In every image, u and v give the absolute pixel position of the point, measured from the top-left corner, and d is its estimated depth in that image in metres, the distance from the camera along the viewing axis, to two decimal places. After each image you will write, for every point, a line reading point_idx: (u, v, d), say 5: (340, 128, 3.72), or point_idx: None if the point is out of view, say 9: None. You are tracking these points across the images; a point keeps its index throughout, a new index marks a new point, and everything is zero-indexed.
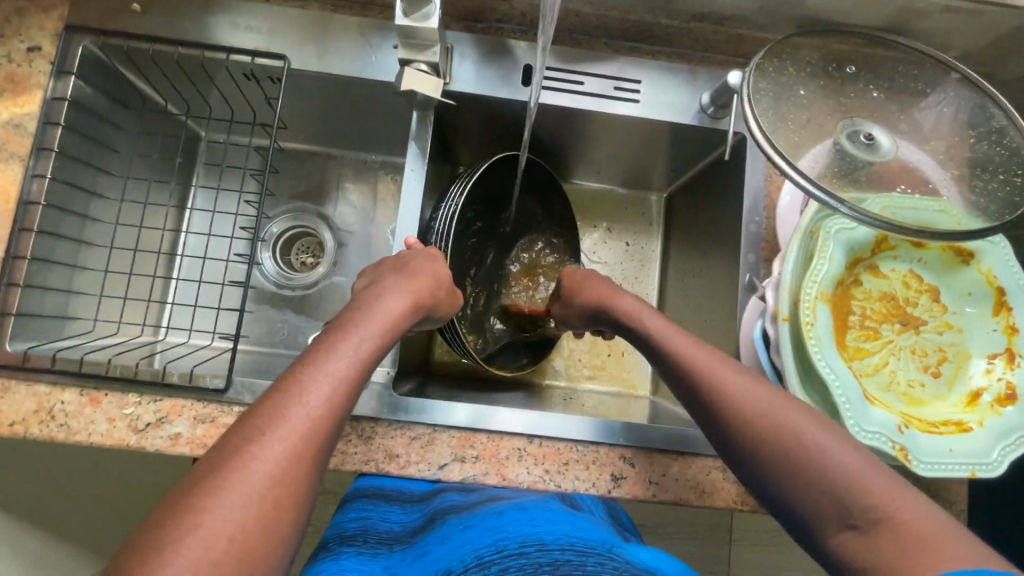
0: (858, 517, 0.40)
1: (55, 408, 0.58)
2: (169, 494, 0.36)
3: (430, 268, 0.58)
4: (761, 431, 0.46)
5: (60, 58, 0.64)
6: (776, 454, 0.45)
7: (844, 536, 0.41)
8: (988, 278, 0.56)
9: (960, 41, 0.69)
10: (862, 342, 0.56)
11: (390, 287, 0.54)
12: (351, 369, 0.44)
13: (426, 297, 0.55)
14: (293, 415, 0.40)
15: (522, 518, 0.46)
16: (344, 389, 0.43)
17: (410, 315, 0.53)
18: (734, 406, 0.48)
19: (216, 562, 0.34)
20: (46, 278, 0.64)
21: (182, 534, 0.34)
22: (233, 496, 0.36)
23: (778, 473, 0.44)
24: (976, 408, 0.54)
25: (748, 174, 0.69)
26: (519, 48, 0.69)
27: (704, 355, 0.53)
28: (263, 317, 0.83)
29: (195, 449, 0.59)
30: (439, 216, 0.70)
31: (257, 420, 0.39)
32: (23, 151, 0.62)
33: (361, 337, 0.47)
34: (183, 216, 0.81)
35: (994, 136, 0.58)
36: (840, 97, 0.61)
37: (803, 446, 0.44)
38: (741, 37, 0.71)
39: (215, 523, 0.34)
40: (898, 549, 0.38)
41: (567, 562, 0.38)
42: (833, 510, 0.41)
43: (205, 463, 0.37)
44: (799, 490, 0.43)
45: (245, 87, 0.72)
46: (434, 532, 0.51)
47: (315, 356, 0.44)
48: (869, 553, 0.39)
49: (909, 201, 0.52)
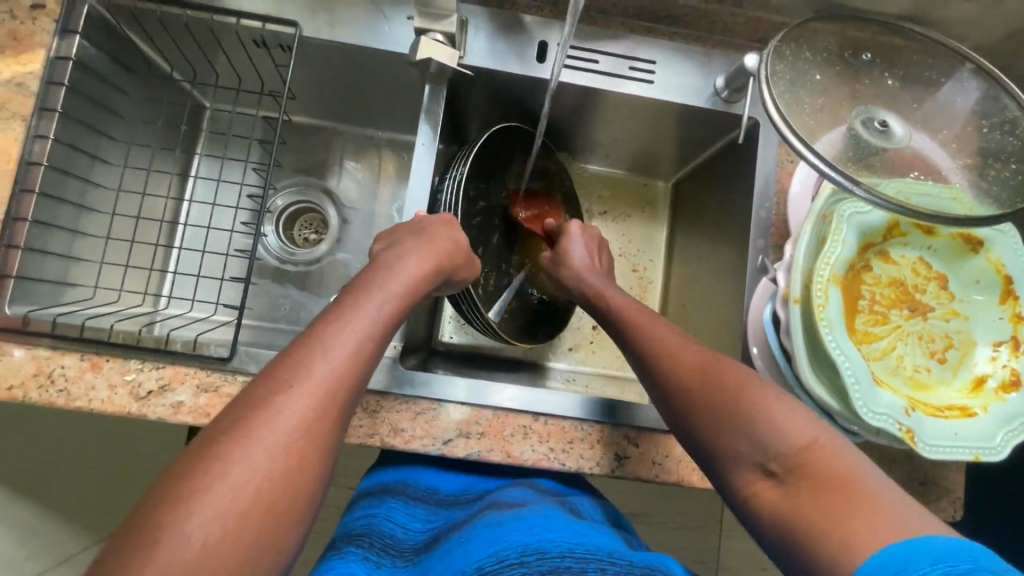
0: (775, 462, 0.42)
1: (55, 372, 0.57)
2: (197, 443, 0.36)
3: (447, 237, 0.57)
4: (691, 384, 0.48)
5: (65, 16, 0.62)
6: (705, 409, 0.47)
7: (760, 482, 0.42)
8: (997, 266, 0.57)
9: (977, 32, 0.69)
10: (871, 326, 0.56)
11: (408, 252, 0.53)
12: (371, 329, 0.44)
13: (444, 263, 0.55)
14: (317, 370, 0.40)
15: (522, 526, 0.45)
16: (366, 349, 0.43)
17: (430, 277, 0.53)
18: (670, 367, 0.50)
19: (243, 513, 0.34)
20: (47, 242, 0.63)
21: (210, 485, 0.34)
22: (260, 448, 0.36)
23: (710, 430, 0.46)
24: (980, 394, 0.54)
25: (760, 160, 0.69)
26: (535, 23, 0.68)
27: (653, 324, 0.55)
28: (266, 291, 0.82)
29: (197, 418, 0.58)
30: (445, 188, 0.69)
31: (281, 375, 0.39)
32: (25, 110, 0.60)
33: (376, 297, 0.47)
34: (186, 184, 0.80)
35: (1007, 126, 0.58)
36: (856, 83, 0.61)
37: (727, 395, 0.46)
38: (759, 21, 0.70)
39: (243, 472, 0.35)
40: (813, 495, 0.39)
41: (567, 569, 0.39)
42: (750, 454, 0.43)
43: (233, 414, 0.38)
44: (723, 438, 0.45)
45: (254, 53, 0.70)
46: (437, 549, 0.50)
47: (337, 313, 0.44)
48: (783, 498, 0.41)
49: (922, 187, 0.52)
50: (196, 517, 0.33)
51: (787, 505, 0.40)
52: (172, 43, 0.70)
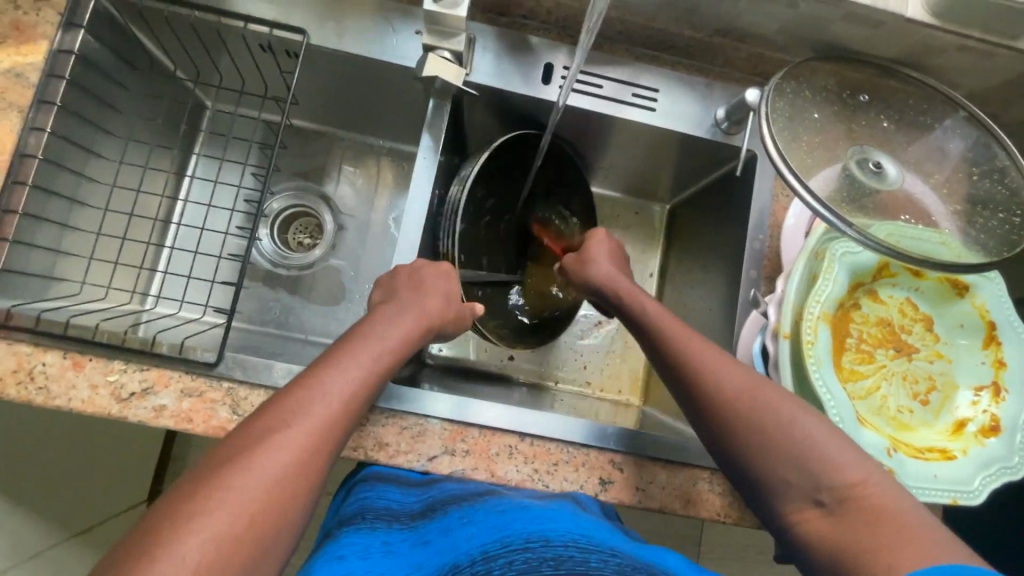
0: (826, 494, 0.44)
1: (35, 369, 0.56)
2: (195, 472, 0.37)
3: (444, 288, 0.59)
4: (738, 411, 0.49)
5: (70, 10, 0.61)
6: (756, 442, 0.47)
7: (808, 511, 0.45)
8: (981, 312, 0.58)
9: (969, 80, 0.71)
10: (857, 365, 0.57)
11: (406, 305, 0.55)
12: (368, 378, 0.46)
13: (439, 316, 0.57)
14: (316, 409, 0.42)
15: (526, 516, 0.46)
16: (355, 390, 0.45)
17: (421, 336, 0.54)
18: (716, 391, 0.50)
19: (226, 540, 0.35)
20: (35, 235, 0.62)
21: (195, 510, 0.35)
22: (254, 482, 0.37)
23: (755, 454, 0.48)
24: (960, 437, 0.55)
25: (756, 192, 0.70)
26: (541, 45, 0.69)
27: (696, 343, 0.54)
28: (257, 294, 0.82)
29: (178, 423, 0.57)
30: (461, 218, 0.69)
31: (280, 412, 0.41)
32: (22, 101, 0.59)
33: (375, 347, 0.48)
34: (181, 183, 0.80)
35: (996, 175, 0.59)
36: (852, 124, 0.62)
37: (782, 429, 0.47)
38: (761, 56, 0.72)
39: (238, 504, 0.36)
40: (863, 526, 0.42)
41: (570, 557, 0.39)
42: (800, 486, 0.45)
43: (231, 447, 0.39)
44: (774, 470, 0.46)
45: (259, 57, 0.70)
46: (436, 521, 0.52)
47: (334, 354, 0.46)
48: (832, 531, 0.43)
49: (914, 231, 0.53)
50: (189, 537, 0.34)
51: (835, 536, 0.43)
52: (177, 42, 0.70)
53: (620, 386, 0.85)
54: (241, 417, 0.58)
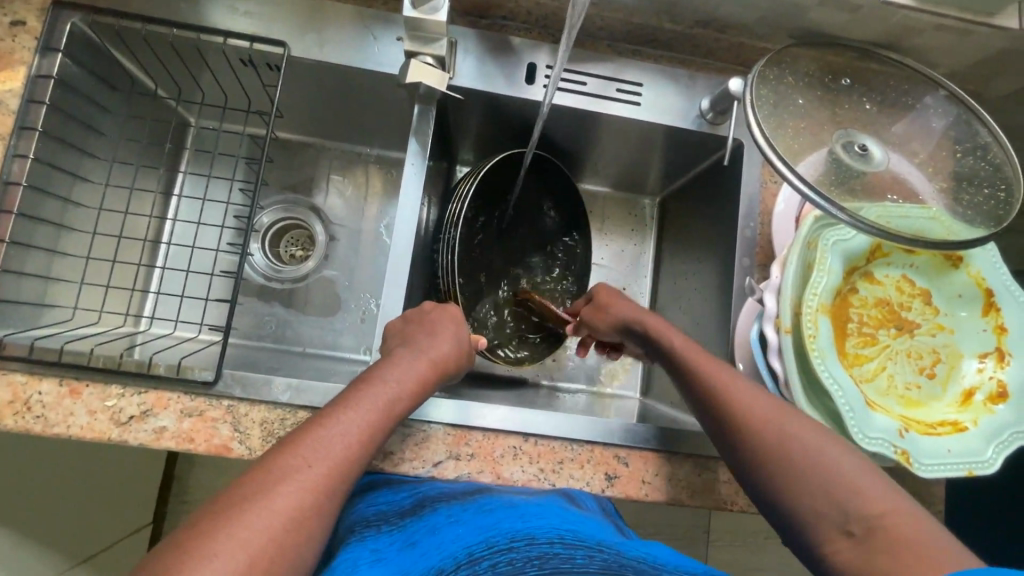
0: (856, 524, 0.44)
1: (32, 399, 0.56)
2: (223, 504, 0.40)
3: (452, 339, 0.60)
4: (769, 438, 0.50)
5: (46, 34, 0.61)
6: (792, 475, 0.48)
7: (841, 542, 0.44)
8: (977, 280, 0.59)
9: (946, 60, 0.72)
10: (861, 349, 0.58)
11: (413, 349, 0.56)
12: (376, 418, 0.49)
13: (448, 362, 0.58)
14: (331, 449, 0.45)
15: (512, 514, 0.47)
16: (367, 434, 0.47)
17: (432, 379, 0.56)
18: (746, 418, 0.52)
19: (246, 566, 0.37)
20: (23, 263, 0.61)
21: (222, 541, 0.37)
22: (268, 515, 0.40)
23: (783, 484, 0.48)
24: (969, 407, 0.56)
25: (746, 180, 0.70)
26: (520, 44, 0.69)
27: (718, 368, 0.56)
28: (251, 309, 0.81)
29: (180, 443, 0.57)
30: (441, 251, 0.71)
31: (299, 450, 0.44)
32: (4, 129, 0.59)
33: (383, 391, 0.51)
34: (170, 203, 0.80)
35: (979, 152, 0.60)
36: (836, 107, 0.62)
37: (812, 462, 0.47)
38: (742, 46, 0.72)
39: (250, 535, 0.39)
40: (888, 556, 0.42)
41: (556, 555, 0.40)
42: (832, 517, 0.45)
43: (254, 481, 0.42)
44: (804, 502, 0.46)
45: (240, 72, 0.70)
46: (424, 522, 0.51)
47: (347, 397, 0.49)
48: (860, 558, 0.43)
49: (902, 209, 0.53)
50: (215, 562, 0.36)
51: (865, 562, 0.43)
52: (157, 62, 0.69)
53: (620, 382, 0.85)
54: (243, 434, 0.58)
